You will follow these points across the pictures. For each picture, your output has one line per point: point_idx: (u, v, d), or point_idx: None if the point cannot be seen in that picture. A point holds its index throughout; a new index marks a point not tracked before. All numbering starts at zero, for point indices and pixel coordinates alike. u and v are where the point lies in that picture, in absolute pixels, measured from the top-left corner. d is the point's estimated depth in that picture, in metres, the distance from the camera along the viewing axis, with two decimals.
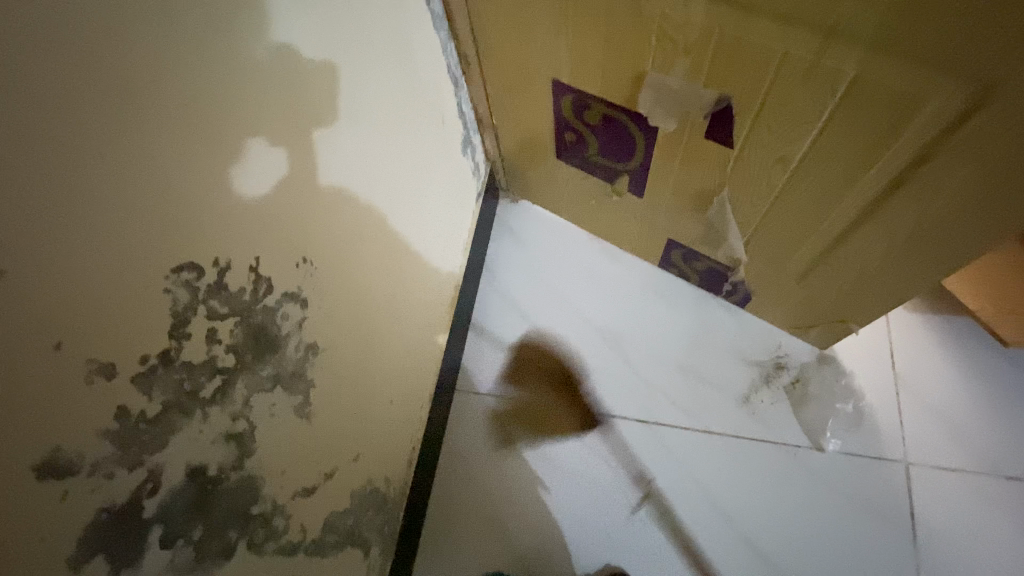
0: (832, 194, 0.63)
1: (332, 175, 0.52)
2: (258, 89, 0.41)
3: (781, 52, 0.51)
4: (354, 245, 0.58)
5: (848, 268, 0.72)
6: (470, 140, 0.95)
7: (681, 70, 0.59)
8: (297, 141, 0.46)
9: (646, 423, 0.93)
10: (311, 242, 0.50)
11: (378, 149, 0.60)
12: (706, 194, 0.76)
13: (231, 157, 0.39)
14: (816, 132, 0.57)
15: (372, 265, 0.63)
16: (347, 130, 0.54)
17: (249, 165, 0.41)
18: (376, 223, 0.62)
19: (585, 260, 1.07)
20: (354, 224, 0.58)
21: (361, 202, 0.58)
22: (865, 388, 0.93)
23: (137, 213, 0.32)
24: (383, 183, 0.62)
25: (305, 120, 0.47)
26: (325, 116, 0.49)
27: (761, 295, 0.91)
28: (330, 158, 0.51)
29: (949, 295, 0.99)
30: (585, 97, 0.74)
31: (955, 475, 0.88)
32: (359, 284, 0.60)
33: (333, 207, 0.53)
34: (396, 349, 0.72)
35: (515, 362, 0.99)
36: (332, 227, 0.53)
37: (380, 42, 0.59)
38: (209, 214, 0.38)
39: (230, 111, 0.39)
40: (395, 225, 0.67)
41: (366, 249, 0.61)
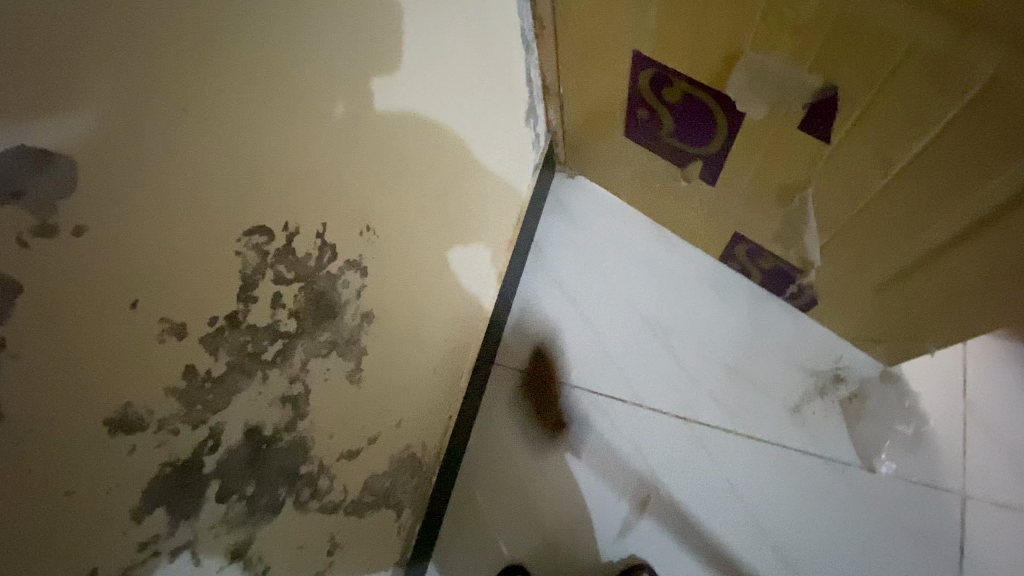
0: (936, 204, 0.56)
1: (398, 140, 0.50)
2: (335, 43, 0.39)
3: (910, 40, 0.45)
4: (415, 213, 0.57)
5: (939, 285, 0.66)
6: (534, 108, 0.91)
7: (784, 52, 0.54)
8: (367, 101, 0.44)
9: (687, 420, 0.91)
10: (375, 208, 0.49)
11: (444, 114, 0.58)
12: (786, 189, 0.70)
13: (305, 117, 0.38)
14: (931, 136, 0.51)
15: (431, 235, 0.62)
16: (415, 92, 0.51)
17: (325, 125, 0.40)
18: (436, 192, 0.61)
19: (639, 245, 1.03)
20: (417, 189, 0.56)
21: (424, 168, 0.57)
22: (930, 413, 0.87)
23: (211, 169, 0.31)
24: (446, 151, 0.61)
25: (376, 78, 0.45)
26: (397, 76, 0.48)
27: (827, 302, 0.85)
28: (397, 122, 0.50)
29: None
30: (668, 73, 0.69)
31: (1015, 514, 0.82)
32: (416, 254, 0.59)
33: (399, 173, 0.52)
34: (445, 320, 0.72)
35: (556, 342, 0.97)
36: (397, 194, 0.52)
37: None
38: (281, 176, 0.37)
39: (310, 69, 0.37)
40: (453, 194, 0.65)
41: (426, 218, 0.60)
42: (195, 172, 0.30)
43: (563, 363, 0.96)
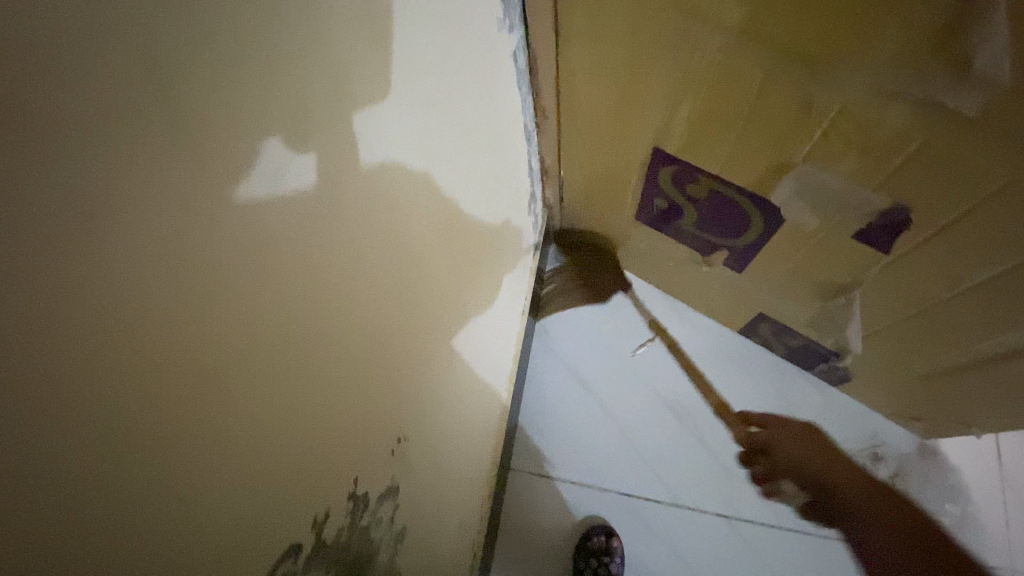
0: (1006, 322, 0.52)
1: (408, 312, 0.44)
2: (318, 244, 0.30)
3: (1009, 179, 0.40)
4: (428, 377, 0.49)
5: (993, 385, 0.62)
6: (532, 192, 0.84)
7: (848, 168, 0.48)
8: (361, 290, 0.35)
9: (727, 518, 0.85)
10: (380, 408, 0.40)
11: (438, 248, 0.50)
12: (825, 285, 0.65)
13: (321, 348, 0.31)
14: (1009, 266, 0.46)
15: (439, 389, 0.53)
16: (407, 244, 0.43)
17: (336, 345, 0.33)
18: (440, 337, 0.52)
19: (652, 321, 0.96)
20: (427, 350, 0.49)
21: (424, 322, 0.47)
22: (973, 487, 0.84)
23: (196, 524, 0.22)
24: (443, 287, 0.52)
25: (368, 255, 0.36)
26: (389, 241, 0.39)
27: (859, 381, 0.81)
28: (405, 295, 0.43)
29: None
30: (694, 171, 0.63)
31: None
32: (428, 423, 0.50)
33: (409, 348, 0.44)
34: (463, 463, 0.64)
35: (578, 439, 0.89)
36: (403, 371, 0.43)
37: (443, 113, 0.47)
38: (298, 447, 0.30)
39: (325, 296, 0.31)
40: (455, 325, 0.56)
41: (436, 374, 0.51)
42: (163, 549, 0.21)
43: (588, 465, 0.88)
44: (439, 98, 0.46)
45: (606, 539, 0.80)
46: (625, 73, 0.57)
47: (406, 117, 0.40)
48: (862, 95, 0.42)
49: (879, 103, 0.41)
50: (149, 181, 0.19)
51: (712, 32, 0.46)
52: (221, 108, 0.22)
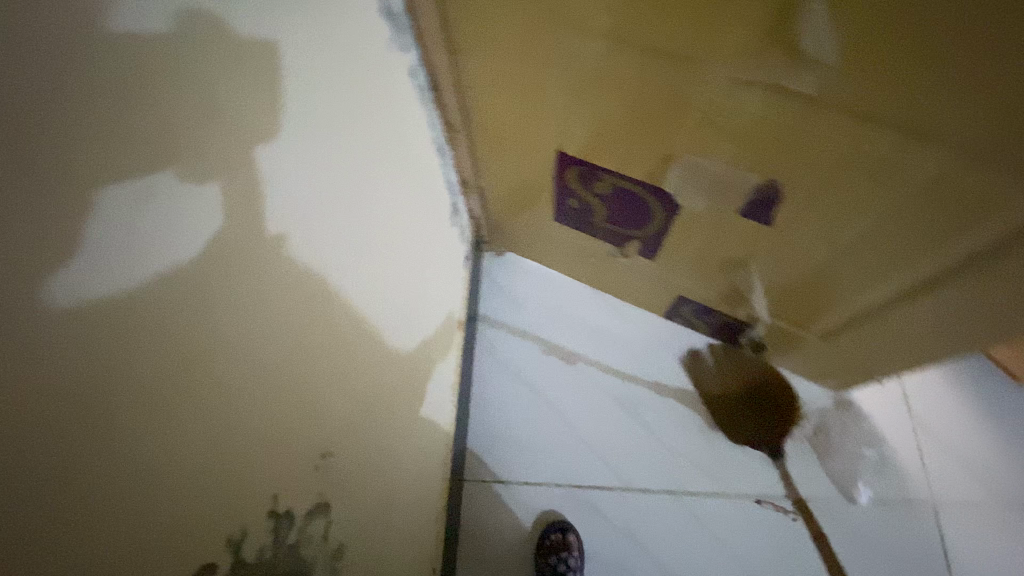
0: (882, 271, 0.58)
1: (334, 326, 0.45)
2: (215, 263, 0.31)
3: (858, 140, 0.45)
4: (366, 389, 0.51)
5: (883, 335, 0.69)
6: (455, 205, 0.87)
7: (722, 154, 0.53)
8: (263, 308, 0.35)
9: (675, 493, 0.88)
10: (309, 421, 0.41)
11: (355, 264, 0.50)
12: (728, 263, 0.71)
13: (235, 356, 0.33)
14: (873, 220, 0.52)
15: (372, 408, 0.53)
16: (317, 259, 0.43)
17: (252, 348, 0.34)
18: (367, 354, 0.52)
19: (584, 317, 1.02)
20: (360, 361, 0.50)
21: (345, 339, 0.47)
22: (885, 431, 0.92)
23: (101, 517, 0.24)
24: (365, 303, 0.52)
25: (269, 272, 0.36)
26: (294, 260, 0.40)
27: (775, 348, 0.88)
28: (329, 311, 0.44)
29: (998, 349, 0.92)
30: (596, 170, 0.67)
31: (980, 510, 0.87)
32: (357, 443, 0.49)
33: (339, 361, 0.46)
34: (408, 479, 0.63)
35: (528, 439, 0.92)
36: (326, 389, 0.43)
37: (345, 129, 0.47)
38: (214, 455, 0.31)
39: (234, 307, 0.33)
40: (383, 341, 0.56)
41: (370, 390, 0.52)
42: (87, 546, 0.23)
43: (539, 464, 0.90)
44: (349, 116, 0.48)
45: (562, 534, 0.83)
46: (519, 82, 0.61)
47: (317, 137, 0.43)
48: (719, 85, 0.47)
49: (737, 92, 0.46)
50: (41, 215, 0.21)
51: (585, 41, 0.50)
52: (110, 142, 0.24)
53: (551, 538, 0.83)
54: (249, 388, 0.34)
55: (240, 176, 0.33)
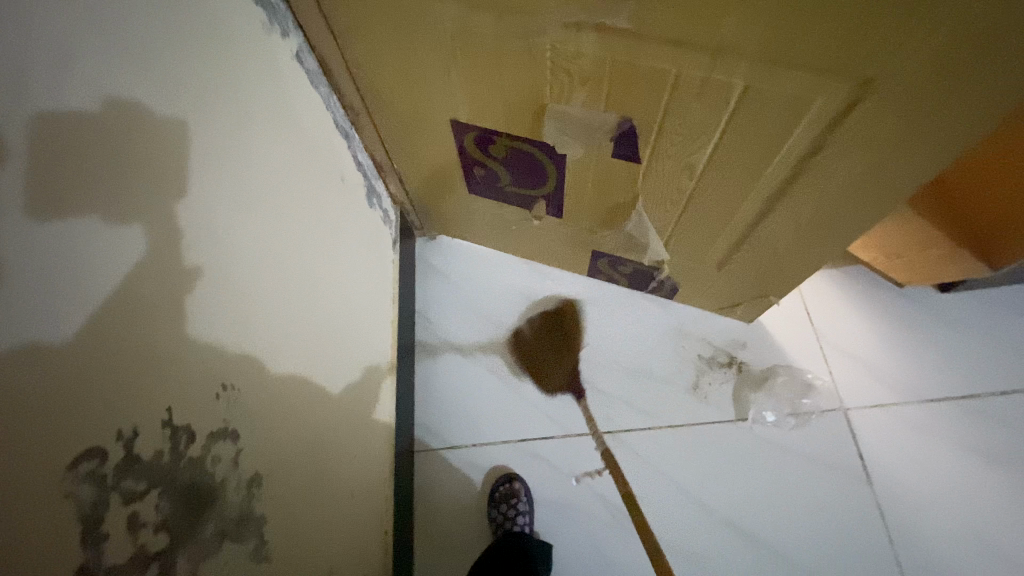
0: (740, 189, 0.65)
1: (243, 288, 0.50)
2: (137, 235, 0.38)
3: (675, 67, 0.51)
4: (280, 345, 0.55)
5: (762, 251, 0.75)
6: (373, 188, 0.91)
7: (580, 98, 0.60)
8: (169, 273, 0.40)
9: (612, 433, 0.94)
10: (216, 360, 0.45)
11: (256, 229, 0.53)
12: (621, 206, 0.78)
13: (153, 307, 0.39)
14: (717, 138, 0.58)
15: (290, 365, 0.57)
16: (206, 218, 0.45)
17: (167, 299, 0.40)
18: (274, 313, 0.55)
19: (515, 284, 1.07)
20: (276, 323, 0.55)
21: (249, 295, 0.51)
22: (789, 352, 0.97)
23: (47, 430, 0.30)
24: (268, 266, 0.55)
25: (175, 243, 0.41)
26: (193, 225, 0.44)
27: (686, 287, 0.95)
28: (235, 273, 0.49)
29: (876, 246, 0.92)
30: (487, 133, 0.73)
31: (885, 410, 0.92)
32: (275, 388, 0.54)
33: (252, 320, 0.51)
34: (338, 438, 0.67)
35: (472, 403, 0.98)
36: (227, 337, 0.47)
37: (223, 106, 0.50)
38: (126, 382, 0.36)
39: (154, 270, 0.39)
40: (292, 303, 0.60)
41: (283, 346, 0.56)
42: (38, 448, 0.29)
43: (484, 425, 0.96)
44: (240, 98, 0.53)
45: (509, 484, 0.89)
46: (397, 57, 0.66)
47: (217, 120, 0.49)
48: (554, 31, 0.53)
49: (570, 35, 0.53)
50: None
51: (439, 8, 0.56)
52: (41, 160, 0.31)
53: (501, 489, 0.89)
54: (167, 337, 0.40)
55: (153, 166, 0.40)
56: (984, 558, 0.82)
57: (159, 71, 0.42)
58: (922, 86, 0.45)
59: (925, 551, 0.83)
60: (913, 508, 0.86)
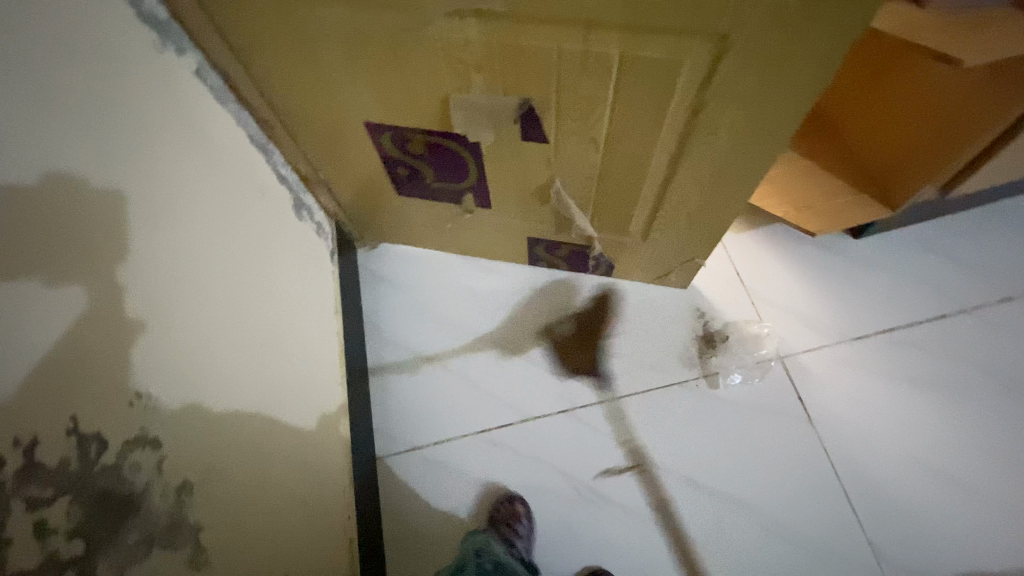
0: (644, 156, 0.69)
1: (166, 304, 0.51)
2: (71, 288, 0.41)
3: (555, 45, 0.54)
4: (206, 353, 0.55)
5: (679, 214, 0.79)
6: (302, 202, 0.91)
7: (479, 84, 0.62)
8: (107, 318, 0.44)
9: (569, 412, 0.96)
10: (128, 371, 0.45)
11: (164, 243, 0.53)
12: (543, 189, 0.80)
13: (84, 336, 0.41)
14: (610, 110, 0.62)
15: (223, 375, 0.57)
16: (106, 237, 0.46)
17: (88, 324, 0.42)
18: (196, 325, 0.55)
19: (460, 282, 1.09)
20: (205, 335, 0.56)
21: (162, 307, 0.51)
22: (727, 310, 1.01)
23: None
24: (184, 278, 0.55)
25: (109, 295, 0.45)
26: (113, 255, 0.46)
27: (621, 262, 0.98)
28: (153, 287, 0.50)
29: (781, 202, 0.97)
30: (403, 131, 0.75)
31: (819, 353, 0.97)
32: (205, 399, 0.53)
33: (179, 333, 0.52)
34: (287, 445, 0.67)
35: (430, 403, 0.98)
36: (144, 347, 0.47)
37: (114, 126, 0.50)
38: (25, 399, 0.36)
39: (89, 314, 0.42)
40: (219, 314, 0.60)
41: (210, 355, 0.56)
42: None
43: (444, 422, 0.97)
44: (138, 120, 0.54)
45: (511, 505, 0.87)
46: (299, 65, 0.67)
47: (129, 152, 0.51)
48: (440, 20, 0.55)
49: (456, 23, 0.55)
50: None
51: (329, 10, 0.58)
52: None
53: (501, 509, 0.87)
54: (101, 364, 0.42)
55: (82, 225, 0.44)
56: (916, 476, 0.88)
57: (86, 147, 0.46)
58: (770, 34, 0.49)
59: (867, 478, 0.89)
60: (852, 440, 0.91)
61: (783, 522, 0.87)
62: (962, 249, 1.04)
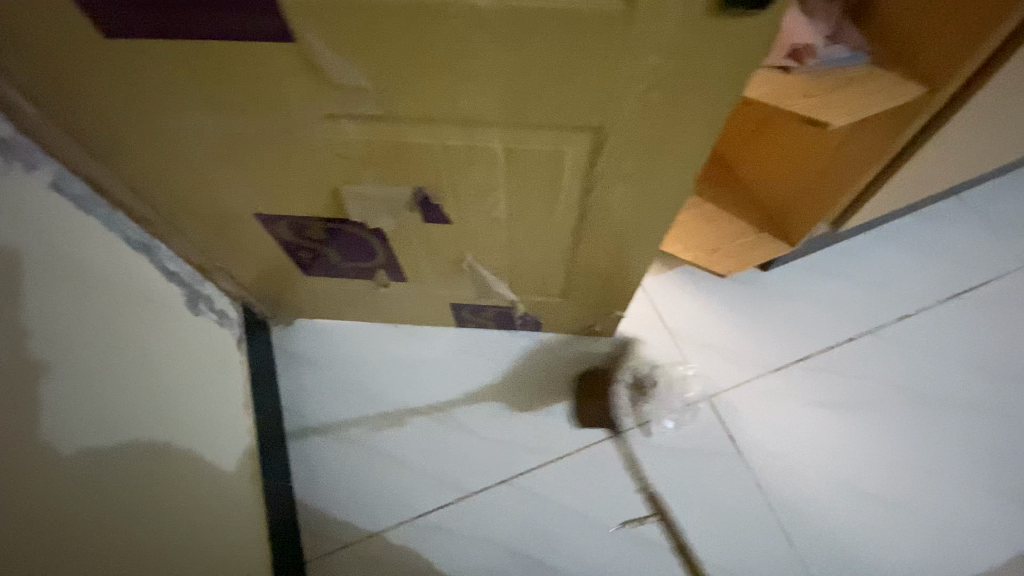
0: (548, 230, 0.68)
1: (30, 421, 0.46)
2: None
3: (439, 140, 0.53)
4: (84, 481, 0.50)
5: (592, 275, 0.80)
6: (199, 293, 0.85)
7: (367, 177, 0.60)
8: None
9: (507, 482, 0.93)
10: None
11: (30, 369, 0.48)
12: (454, 262, 0.78)
13: None
14: (505, 194, 0.62)
15: (104, 506, 0.52)
16: None
17: None
18: (74, 478, 0.49)
19: (386, 352, 1.04)
20: (81, 459, 0.51)
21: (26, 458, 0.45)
22: (654, 354, 1.02)
23: None
24: (57, 420, 0.49)
25: None
26: None
27: (547, 318, 0.97)
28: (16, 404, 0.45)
29: (691, 245, 0.98)
30: (298, 220, 0.71)
31: (744, 387, 0.99)
32: (82, 568, 0.47)
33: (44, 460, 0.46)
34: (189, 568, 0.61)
35: (360, 490, 0.93)
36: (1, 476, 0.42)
37: None
38: None
39: None
40: (100, 455, 0.53)
41: (89, 488, 0.51)
42: None
43: (376, 510, 0.92)
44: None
45: None
46: (174, 166, 0.62)
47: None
48: (314, 123, 0.53)
49: (331, 125, 0.53)
50: None
51: (194, 116, 0.55)
52: None
53: None
54: None
55: None
56: (840, 502, 0.92)
57: None
58: (641, 128, 0.49)
59: (796, 507, 0.91)
60: (781, 472, 0.93)
61: (728, 568, 0.87)
62: (864, 270, 1.10)
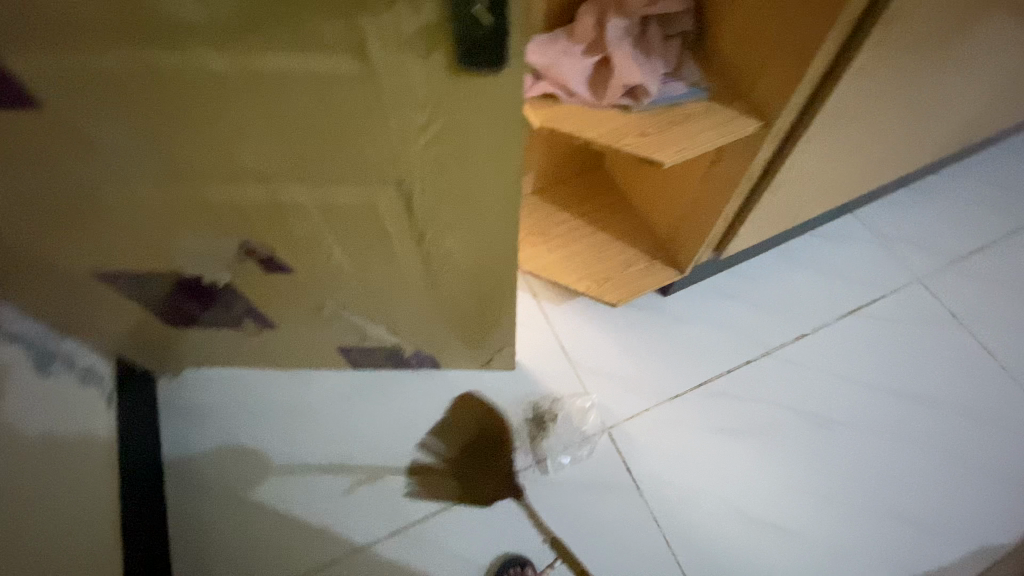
0: (398, 276, 0.66)
1: None
2: None
3: (240, 195, 0.51)
4: None
5: (463, 315, 0.78)
6: (54, 353, 0.80)
7: (186, 233, 0.57)
8: None
9: (399, 532, 0.91)
10: None
11: None
12: (318, 310, 0.76)
13: None
14: (336, 244, 0.60)
15: None
16: None
17: None
18: None
19: (278, 399, 1.00)
20: None
21: None
22: (555, 387, 1.00)
23: None
24: None
25: None
26: None
27: (440, 357, 0.95)
28: None
29: (581, 276, 0.99)
30: (139, 277, 0.68)
31: (643, 417, 0.99)
32: None
33: None
34: None
35: (244, 550, 0.89)
36: None
37: None
38: None
39: None
40: None
41: None
42: None
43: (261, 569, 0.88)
44: None
45: None
46: None
47: None
48: (104, 183, 0.50)
49: (123, 184, 0.50)
50: None
51: None
52: None
53: None
54: None
55: None
56: (736, 532, 0.91)
57: None
58: (440, 178, 0.48)
59: (694, 539, 0.90)
60: (678, 504, 0.92)
61: None
62: (764, 291, 1.11)
